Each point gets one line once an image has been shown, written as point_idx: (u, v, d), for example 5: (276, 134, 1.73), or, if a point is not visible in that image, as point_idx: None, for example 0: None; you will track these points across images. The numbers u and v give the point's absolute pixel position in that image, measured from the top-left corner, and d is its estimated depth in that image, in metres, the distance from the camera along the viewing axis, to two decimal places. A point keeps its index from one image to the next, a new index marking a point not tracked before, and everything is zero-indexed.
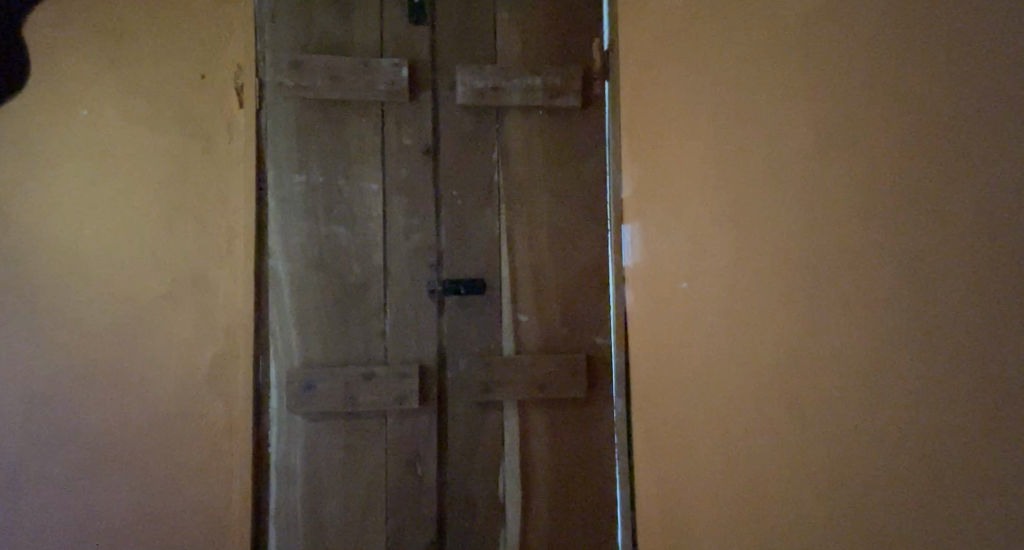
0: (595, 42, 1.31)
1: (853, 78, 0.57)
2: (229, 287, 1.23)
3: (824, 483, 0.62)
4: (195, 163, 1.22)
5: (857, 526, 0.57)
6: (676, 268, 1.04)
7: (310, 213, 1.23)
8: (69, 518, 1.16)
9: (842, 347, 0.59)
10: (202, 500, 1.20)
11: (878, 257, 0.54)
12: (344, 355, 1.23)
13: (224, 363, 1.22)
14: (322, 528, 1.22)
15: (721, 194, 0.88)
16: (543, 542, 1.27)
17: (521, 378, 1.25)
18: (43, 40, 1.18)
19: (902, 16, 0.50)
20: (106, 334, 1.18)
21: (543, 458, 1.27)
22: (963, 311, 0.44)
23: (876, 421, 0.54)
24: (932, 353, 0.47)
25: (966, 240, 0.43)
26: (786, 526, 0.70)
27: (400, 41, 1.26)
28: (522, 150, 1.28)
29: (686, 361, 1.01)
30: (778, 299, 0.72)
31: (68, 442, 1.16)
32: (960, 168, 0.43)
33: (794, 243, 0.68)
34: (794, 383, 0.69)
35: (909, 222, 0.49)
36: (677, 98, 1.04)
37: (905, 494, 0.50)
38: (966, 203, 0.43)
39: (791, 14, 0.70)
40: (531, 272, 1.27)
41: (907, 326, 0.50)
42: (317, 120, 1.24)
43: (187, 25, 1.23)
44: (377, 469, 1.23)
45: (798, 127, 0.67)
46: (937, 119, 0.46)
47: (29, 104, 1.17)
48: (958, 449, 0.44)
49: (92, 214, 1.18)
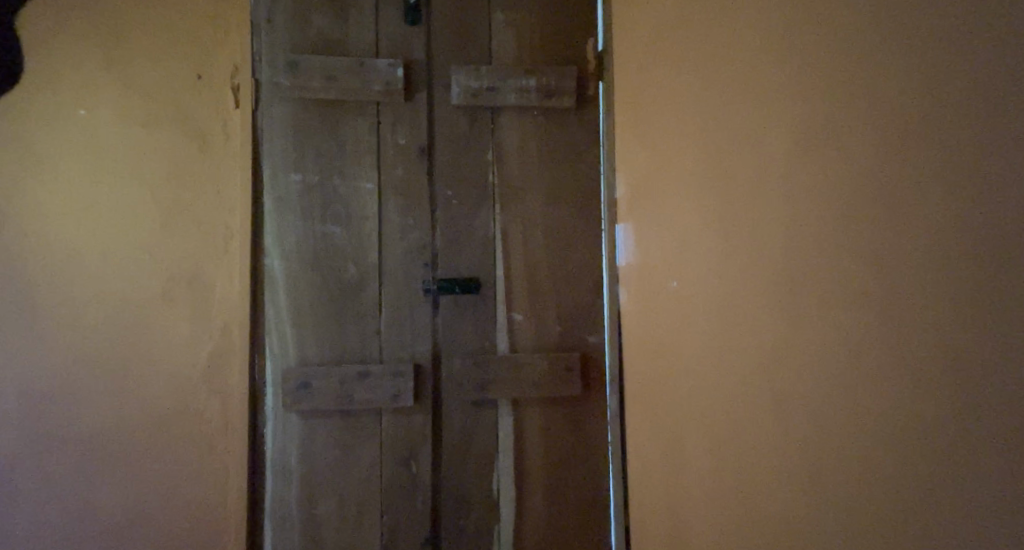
0: (589, 43, 1.32)
1: (840, 78, 0.59)
2: (225, 286, 1.23)
3: (813, 475, 0.64)
4: (191, 163, 1.23)
5: (844, 517, 0.58)
6: (669, 267, 1.05)
7: (306, 212, 1.24)
8: (66, 518, 1.16)
9: (829, 343, 0.61)
10: (197, 500, 1.21)
11: (861, 254, 0.55)
12: (339, 354, 1.24)
13: (220, 362, 1.22)
14: (317, 526, 1.22)
15: (714, 193, 0.89)
16: (537, 539, 1.28)
17: (516, 376, 1.26)
18: (39, 39, 1.18)
19: (886, 21, 0.52)
20: (102, 334, 1.18)
21: (538, 457, 1.28)
22: (939, 307, 0.45)
23: (861, 414, 0.56)
24: (911, 348, 0.49)
25: (942, 238, 0.45)
26: (776, 518, 0.72)
27: (396, 41, 1.27)
28: (518, 150, 1.29)
29: (679, 359, 1.02)
30: (769, 296, 0.74)
31: (65, 441, 1.16)
32: (938, 167, 0.45)
33: (786, 240, 0.70)
34: (785, 377, 0.70)
35: (888, 221, 0.51)
36: (670, 99, 1.05)
37: (888, 485, 0.51)
38: (940, 202, 0.44)
39: (781, 18, 0.71)
40: (526, 271, 1.28)
41: (892, 319, 0.51)
42: (313, 119, 1.25)
43: (183, 25, 1.23)
44: (372, 467, 1.24)
45: (787, 129, 0.69)
46: (914, 120, 0.47)
47: (24, 103, 1.17)
48: (934, 437, 0.46)
49: (89, 213, 1.18)
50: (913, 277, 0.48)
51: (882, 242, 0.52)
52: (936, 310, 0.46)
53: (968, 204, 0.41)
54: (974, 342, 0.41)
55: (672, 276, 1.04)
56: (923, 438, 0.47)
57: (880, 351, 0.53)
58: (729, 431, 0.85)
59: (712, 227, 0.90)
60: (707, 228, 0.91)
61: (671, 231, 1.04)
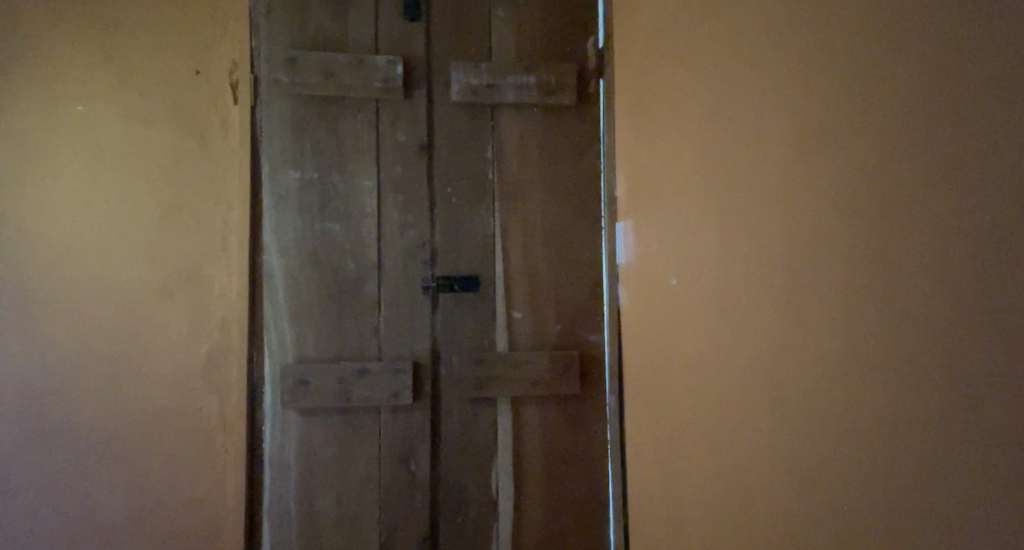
0: (589, 40, 1.32)
1: (839, 76, 0.58)
2: (224, 282, 1.23)
3: (811, 475, 0.64)
4: (190, 159, 1.23)
5: (842, 518, 0.58)
6: (669, 265, 1.05)
7: (305, 209, 1.23)
8: (65, 514, 1.16)
9: (828, 344, 0.61)
10: (197, 495, 1.21)
11: (860, 254, 0.55)
12: (338, 351, 1.23)
13: (219, 359, 1.22)
14: (316, 523, 1.22)
15: (714, 190, 0.88)
16: (536, 537, 1.28)
17: (515, 374, 1.26)
18: (37, 35, 1.18)
19: (885, 20, 0.51)
20: (101, 330, 1.18)
21: (537, 455, 1.28)
22: (939, 309, 0.45)
23: (859, 414, 0.55)
24: (909, 350, 0.48)
25: (942, 240, 0.44)
26: (774, 518, 0.72)
27: (395, 38, 1.26)
28: (518, 147, 1.29)
29: (678, 357, 1.02)
30: (768, 295, 0.73)
31: (64, 437, 1.16)
32: (939, 169, 0.44)
33: (785, 238, 0.69)
34: (783, 376, 0.70)
35: (887, 223, 0.51)
36: (670, 96, 1.05)
37: (885, 487, 0.51)
38: (941, 203, 0.44)
39: (781, 16, 0.71)
40: (525, 269, 1.28)
41: (890, 318, 0.51)
42: (312, 116, 1.24)
43: (181, 20, 1.23)
44: (371, 464, 1.24)
45: (786, 128, 0.69)
46: (913, 121, 0.47)
47: (22, 99, 1.17)
48: (934, 440, 0.45)
49: (87, 210, 1.18)
50: (909, 274, 0.48)
51: (881, 241, 0.52)
52: (932, 308, 0.46)
53: (970, 206, 0.41)
54: (977, 347, 0.41)
55: (671, 274, 1.04)
56: (921, 441, 0.47)
57: (877, 351, 0.53)
58: (727, 430, 0.85)
59: (712, 225, 0.89)
60: (708, 226, 0.90)
61: (671, 229, 1.04)
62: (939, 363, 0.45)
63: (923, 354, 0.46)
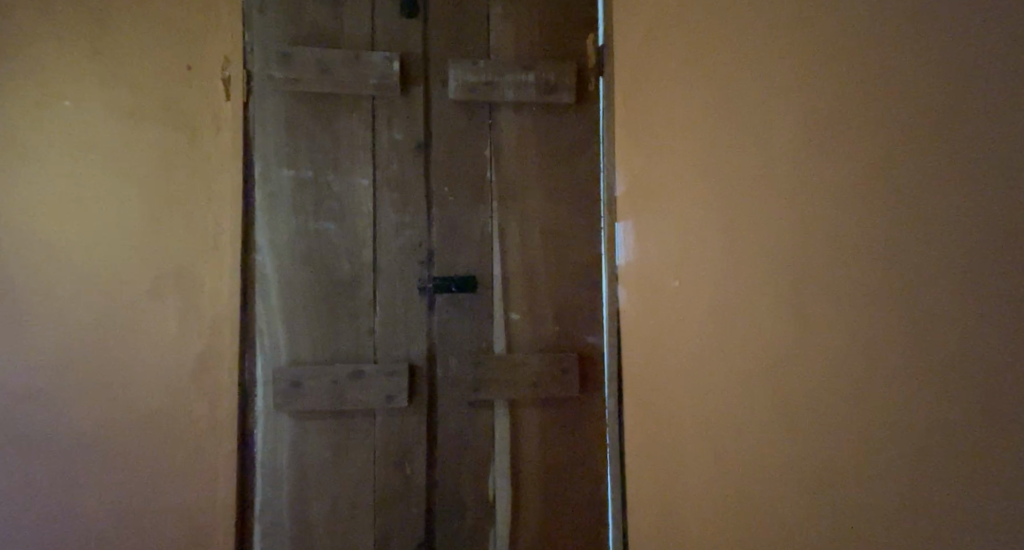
0: (589, 38, 1.30)
1: (849, 73, 0.57)
2: (215, 282, 1.20)
3: (814, 481, 0.62)
4: (181, 156, 1.20)
5: (849, 527, 0.56)
6: (668, 265, 1.04)
7: (299, 208, 1.21)
8: (50, 520, 1.13)
9: (833, 347, 0.59)
10: (185, 500, 1.18)
11: (870, 254, 0.53)
12: (333, 353, 1.21)
13: (210, 361, 1.19)
14: (309, 528, 1.20)
15: (716, 190, 0.87)
16: (533, 542, 1.26)
17: (513, 376, 1.24)
18: (23, 28, 1.15)
19: (899, 14, 0.50)
20: (88, 331, 1.15)
21: (535, 458, 1.26)
22: (954, 310, 0.43)
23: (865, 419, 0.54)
24: (923, 353, 0.46)
25: (959, 238, 0.42)
26: (776, 524, 0.70)
27: (392, 34, 1.24)
28: (516, 146, 1.27)
29: (677, 359, 1.00)
30: (770, 297, 0.72)
31: (49, 441, 1.13)
32: (957, 165, 0.42)
33: (789, 238, 0.68)
34: (784, 379, 0.68)
35: (898, 221, 0.49)
36: (670, 96, 1.03)
37: (895, 493, 0.49)
38: (958, 200, 0.42)
39: (788, 12, 0.69)
40: (523, 269, 1.26)
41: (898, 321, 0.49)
42: (307, 113, 1.22)
43: (173, 14, 1.20)
44: (366, 468, 1.21)
45: (791, 127, 0.67)
46: (928, 116, 0.45)
47: (8, 92, 1.14)
48: (948, 446, 0.43)
49: (75, 207, 1.15)
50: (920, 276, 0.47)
51: (890, 241, 0.50)
52: (947, 310, 0.44)
53: (990, 202, 0.39)
54: (996, 348, 0.39)
55: (670, 274, 1.02)
56: (934, 448, 0.45)
57: (887, 354, 0.51)
58: (729, 434, 0.83)
59: (714, 225, 0.88)
60: (709, 226, 0.89)
61: (669, 230, 1.03)
62: (948, 367, 0.44)
63: (933, 359, 0.45)
